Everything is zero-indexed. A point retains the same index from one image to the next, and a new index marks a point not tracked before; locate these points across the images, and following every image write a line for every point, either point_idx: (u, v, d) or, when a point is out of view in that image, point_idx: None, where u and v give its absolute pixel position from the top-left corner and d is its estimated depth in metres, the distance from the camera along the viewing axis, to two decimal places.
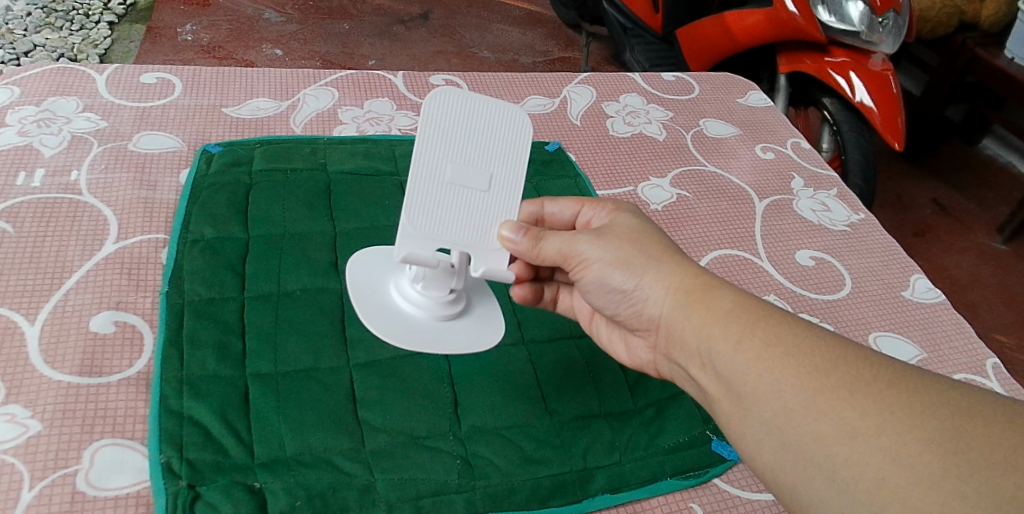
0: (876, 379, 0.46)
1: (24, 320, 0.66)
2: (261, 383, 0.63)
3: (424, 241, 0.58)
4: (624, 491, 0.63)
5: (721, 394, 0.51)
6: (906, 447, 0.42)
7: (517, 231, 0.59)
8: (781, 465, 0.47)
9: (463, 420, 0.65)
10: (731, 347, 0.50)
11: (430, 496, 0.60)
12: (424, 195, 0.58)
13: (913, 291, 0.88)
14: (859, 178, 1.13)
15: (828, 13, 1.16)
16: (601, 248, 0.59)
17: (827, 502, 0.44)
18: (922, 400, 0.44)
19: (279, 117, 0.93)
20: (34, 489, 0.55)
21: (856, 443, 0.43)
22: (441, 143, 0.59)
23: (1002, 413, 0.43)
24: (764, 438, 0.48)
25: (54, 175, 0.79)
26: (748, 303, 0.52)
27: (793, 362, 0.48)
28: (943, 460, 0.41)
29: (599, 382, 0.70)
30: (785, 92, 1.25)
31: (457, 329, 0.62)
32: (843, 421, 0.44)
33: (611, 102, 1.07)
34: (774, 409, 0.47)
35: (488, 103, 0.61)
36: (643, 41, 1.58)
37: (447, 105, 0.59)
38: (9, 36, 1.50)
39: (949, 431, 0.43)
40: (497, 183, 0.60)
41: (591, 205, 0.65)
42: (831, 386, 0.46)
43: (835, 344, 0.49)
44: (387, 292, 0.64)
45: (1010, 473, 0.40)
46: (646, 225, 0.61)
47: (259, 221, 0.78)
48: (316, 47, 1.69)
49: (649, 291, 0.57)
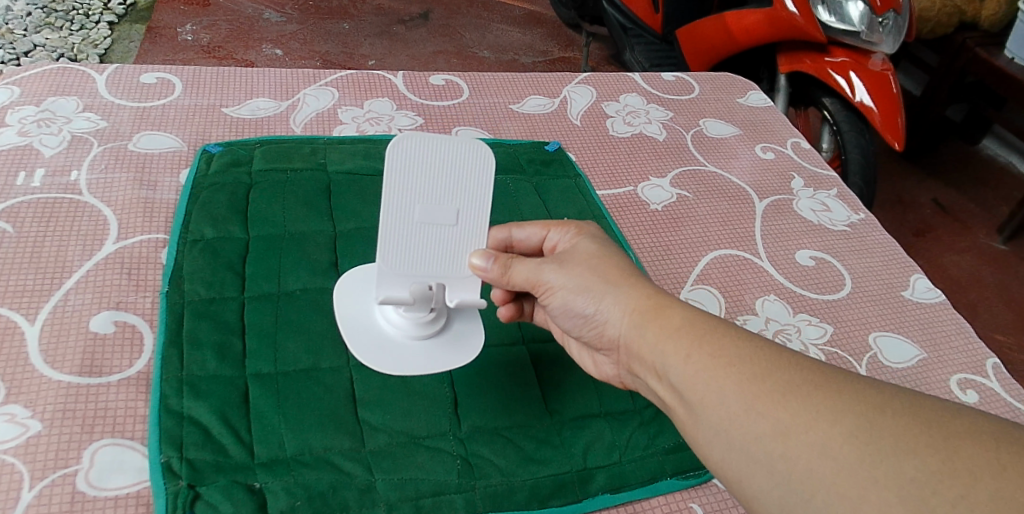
0: (805, 382, 0.47)
1: (24, 320, 0.66)
2: (261, 383, 0.63)
3: (399, 279, 0.59)
4: (623, 491, 0.63)
5: (675, 401, 0.52)
6: (829, 440, 0.43)
7: (488, 259, 0.60)
8: (729, 465, 0.48)
9: (463, 420, 0.65)
10: (681, 361, 0.51)
11: (430, 496, 0.60)
12: (396, 237, 0.58)
13: (913, 291, 0.88)
14: (859, 177, 1.13)
15: (828, 13, 1.16)
16: (565, 275, 0.59)
17: (768, 496, 0.45)
18: (842, 397, 0.45)
19: (279, 117, 0.93)
20: (34, 489, 0.55)
21: (788, 440, 0.45)
22: (409, 185, 0.58)
23: (911, 405, 0.44)
24: (711, 441, 0.49)
25: (54, 175, 0.79)
26: (699, 318, 0.53)
27: (734, 370, 0.49)
28: (858, 449, 0.42)
29: (599, 383, 0.70)
30: (784, 92, 1.25)
31: (432, 351, 0.60)
32: (777, 421, 0.45)
33: (611, 102, 1.07)
34: (717, 415, 0.48)
35: (449, 140, 0.59)
36: (643, 41, 1.58)
37: (409, 149, 0.57)
38: (9, 36, 1.50)
39: (863, 422, 0.43)
40: (466, 217, 0.60)
41: (556, 228, 0.64)
42: (766, 391, 0.47)
43: (771, 349, 0.50)
44: (369, 321, 0.62)
45: (914, 456, 0.41)
46: (609, 250, 0.61)
47: (258, 220, 0.78)
48: (316, 47, 1.68)
49: (608, 314, 0.57)
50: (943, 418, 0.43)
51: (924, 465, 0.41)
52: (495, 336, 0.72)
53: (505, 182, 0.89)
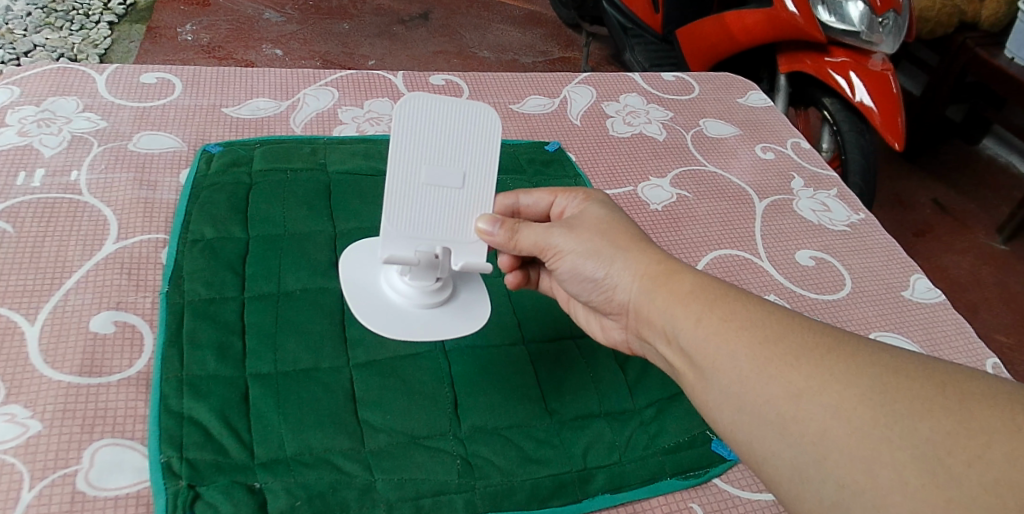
0: (818, 345, 0.47)
1: (24, 320, 0.66)
2: (261, 383, 0.63)
3: (404, 241, 0.59)
4: (623, 491, 0.63)
5: (686, 367, 0.52)
6: (842, 402, 0.43)
7: (494, 224, 0.59)
8: (740, 427, 0.48)
9: (463, 419, 0.65)
10: (692, 324, 0.51)
11: (430, 496, 0.60)
12: (402, 199, 0.58)
13: (913, 291, 0.88)
14: (859, 177, 1.13)
15: (828, 13, 1.16)
16: (574, 240, 0.59)
17: (778, 456, 0.45)
18: (855, 360, 0.45)
19: (279, 117, 0.93)
20: (34, 489, 0.55)
21: (800, 402, 0.45)
22: (415, 146, 0.58)
23: (925, 369, 0.44)
24: (723, 405, 0.49)
25: (54, 175, 0.79)
26: (711, 283, 0.53)
27: (746, 334, 0.49)
28: (872, 410, 0.42)
29: (599, 382, 0.70)
30: (784, 92, 1.25)
31: (439, 319, 0.61)
32: (789, 384, 0.46)
33: (611, 102, 1.07)
34: (730, 378, 0.48)
35: (455, 103, 0.59)
36: (643, 41, 1.58)
37: (415, 111, 0.58)
38: (9, 35, 1.50)
39: (877, 384, 0.43)
40: (471, 180, 0.60)
41: (563, 195, 0.64)
42: (779, 355, 0.47)
43: (783, 315, 0.50)
44: (378, 288, 0.62)
45: (928, 418, 0.41)
46: (617, 215, 0.61)
47: (258, 221, 0.78)
48: (316, 47, 1.69)
49: (618, 278, 0.57)
50: (956, 381, 0.43)
51: (938, 426, 0.41)
52: (495, 336, 0.72)
53: (505, 182, 0.89)
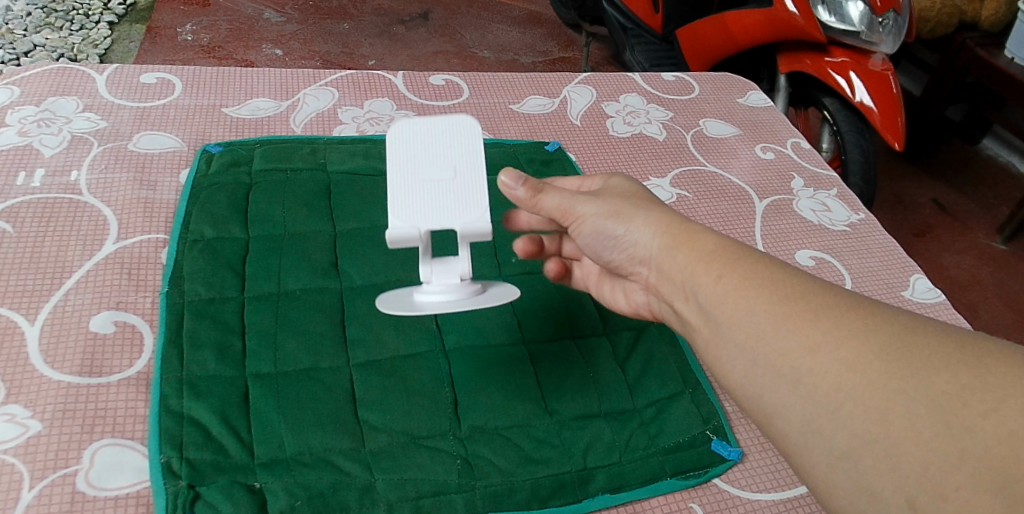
0: (839, 303, 0.47)
1: (25, 320, 0.66)
2: (261, 383, 0.63)
3: (407, 223, 0.58)
4: (623, 491, 0.63)
5: (700, 323, 0.53)
6: (860, 355, 0.44)
7: (518, 178, 0.60)
8: (751, 380, 0.48)
9: (463, 419, 0.65)
10: (712, 281, 0.52)
11: (430, 496, 0.60)
12: (401, 194, 0.59)
13: (913, 291, 0.88)
14: (859, 177, 1.13)
15: (827, 13, 1.15)
16: (598, 201, 0.60)
17: (791, 408, 0.45)
18: (874, 319, 0.45)
19: (279, 117, 0.93)
20: (34, 490, 0.55)
21: (817, 354, 0.45)
22: (410, 155, 0.62)
23: (943, 330, 0.44)
24: (737, 357, 0.49)
25: (54, 175, 0.79)
26: (730, 245, 0.54)
27: (766, 290, 0.49)
28: (888, 365, 0.43)
29: (599, 382, 0.70)
30: (784, 92, 1.25)
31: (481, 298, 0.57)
32: (807, 336, 0.46)
33: (611, 102, 1.07)
34: (745, 330, 0.49)
35: (443, 120, 0.64)
36: (643, 41, 1.58)
37: (407, 131, 0.63)
38: (9, 36, 1.50)
39: (895, 341, 0.44)
40: (466, 172, 0.61)
41: (589, 179, 0.67)
42: (799, 310, 0.47)
43: (803, 276, 0.50)
44: None
45: (945, 372, 0.42)
46: (639, 188, 0.63)
47: (258, 220, 0.78)
48: (316, 47, 1.68)
49: (638, 235, 0.58)
50: (976, 341, 0.43)
51: (955, 379, 0.41)
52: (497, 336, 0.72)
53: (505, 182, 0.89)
